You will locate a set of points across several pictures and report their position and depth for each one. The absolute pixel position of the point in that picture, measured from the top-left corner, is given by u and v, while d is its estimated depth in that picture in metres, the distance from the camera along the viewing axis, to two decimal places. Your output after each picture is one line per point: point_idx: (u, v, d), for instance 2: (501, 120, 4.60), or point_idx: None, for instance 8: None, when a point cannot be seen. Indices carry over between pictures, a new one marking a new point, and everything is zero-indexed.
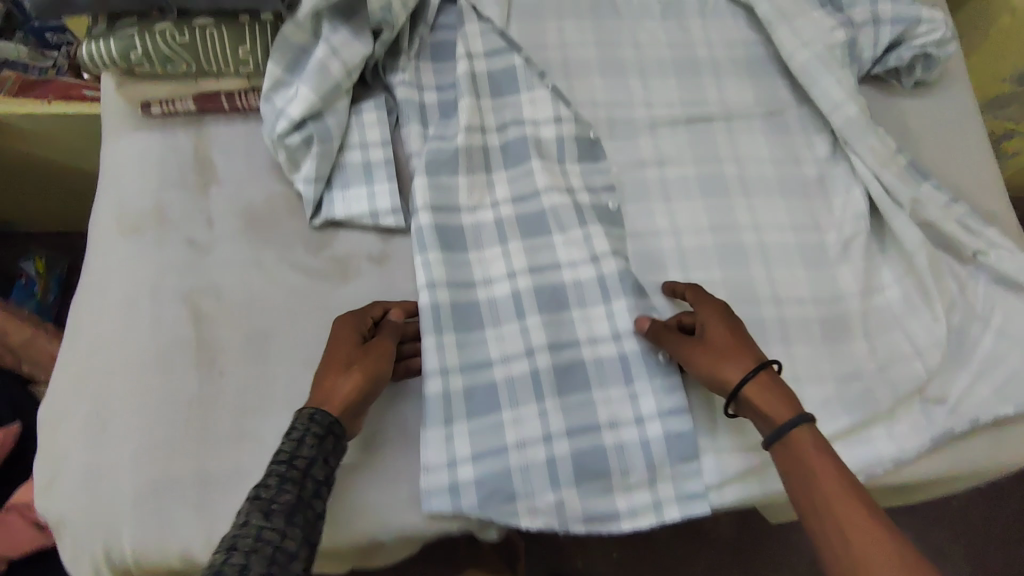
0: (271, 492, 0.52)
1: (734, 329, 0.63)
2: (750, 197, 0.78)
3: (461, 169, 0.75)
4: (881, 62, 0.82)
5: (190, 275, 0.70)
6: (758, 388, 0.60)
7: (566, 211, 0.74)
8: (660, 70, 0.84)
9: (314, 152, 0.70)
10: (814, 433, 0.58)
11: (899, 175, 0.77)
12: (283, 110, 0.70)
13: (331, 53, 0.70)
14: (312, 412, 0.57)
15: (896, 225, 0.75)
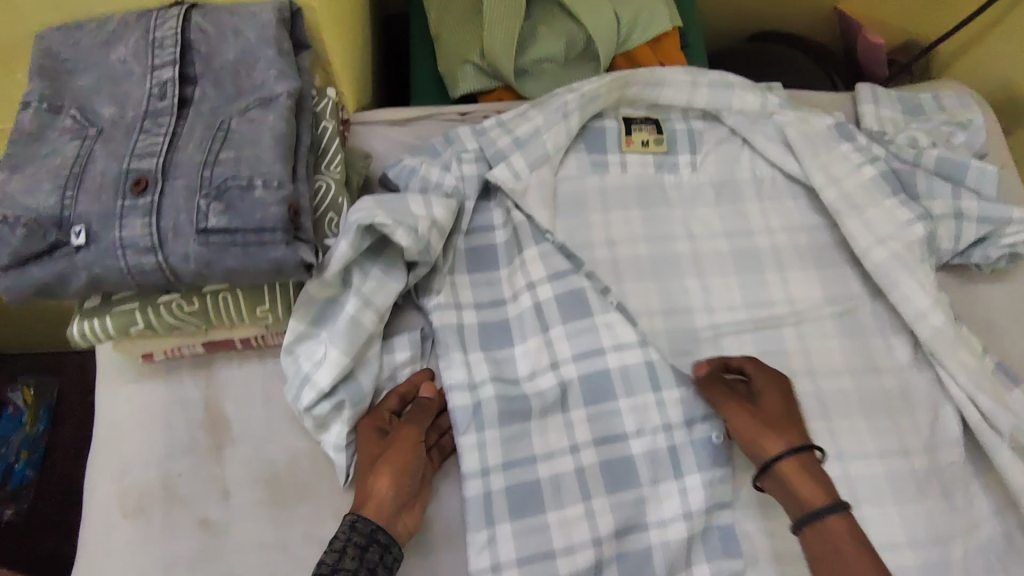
0: None
1: (791, 402, 0.62)
2: (830, 419, 0.71)
3: (514, 418, 0.65)
4: (965, 255, 0.74)
5: (205, 568, 0.60)
6: (799, 467, 0.58)
7: (631, 460, 0.65)
8: (718, 267, 0.76)
9: (346, 416, 0.62)
10: (850, 522, 0.56)
11: (998, 399, 0.69)
12: (309, 374, 0.62)
13: (364, 305, 0.62)
14: (353, 520, 0.55)
15: (999, 460, 0.68)
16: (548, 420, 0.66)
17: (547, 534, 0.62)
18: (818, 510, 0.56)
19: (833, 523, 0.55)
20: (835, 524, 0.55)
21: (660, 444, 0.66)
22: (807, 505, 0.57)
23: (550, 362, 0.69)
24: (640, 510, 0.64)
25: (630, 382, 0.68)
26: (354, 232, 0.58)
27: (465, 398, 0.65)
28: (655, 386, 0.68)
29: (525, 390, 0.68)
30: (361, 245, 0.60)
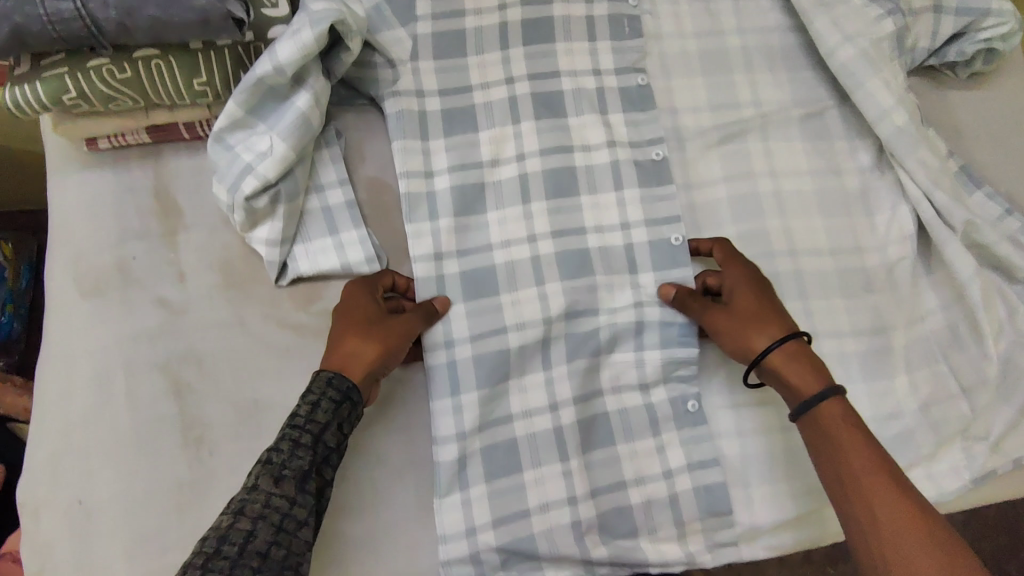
0: (282, 456, 0.53)
1: (755, 290, 0.64)
2: (786, 218, 0.72)
3: (489, 205, 0.69)
4: (939, 54, 0.74)
5: (165, 340, 0.63)
6: (788, 356, 0.61)
7: (584, 251, 0.68)
8: (684, 68, 0.75)
9: (280, 212, 0.62)
10: (844, 406, 0.59)
11: (953, 194, 0.69)
12: (249, 167, 0.60)
13: (314, 102, 0.61)
14: (329, 376, 0.57)
15: (948, 252, 0.68)
16: (507, 209, 0.69)
17: (497, 314, 0.67)
18: (813, 397, 0.59)
19: (826, 409, 0.59)
20: (830, 414, 0.59)
21: (617, 242, 0.69)
22: (806, 393, 0.60)
23: (510, 153, 0.70)
24: (594, 297, 0.68)
25: (594, 177, 0.70)
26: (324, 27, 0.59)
27: (420, 186, 0.67)
28: (618, 186, 0.70)
29: (484, 176, 0.69)
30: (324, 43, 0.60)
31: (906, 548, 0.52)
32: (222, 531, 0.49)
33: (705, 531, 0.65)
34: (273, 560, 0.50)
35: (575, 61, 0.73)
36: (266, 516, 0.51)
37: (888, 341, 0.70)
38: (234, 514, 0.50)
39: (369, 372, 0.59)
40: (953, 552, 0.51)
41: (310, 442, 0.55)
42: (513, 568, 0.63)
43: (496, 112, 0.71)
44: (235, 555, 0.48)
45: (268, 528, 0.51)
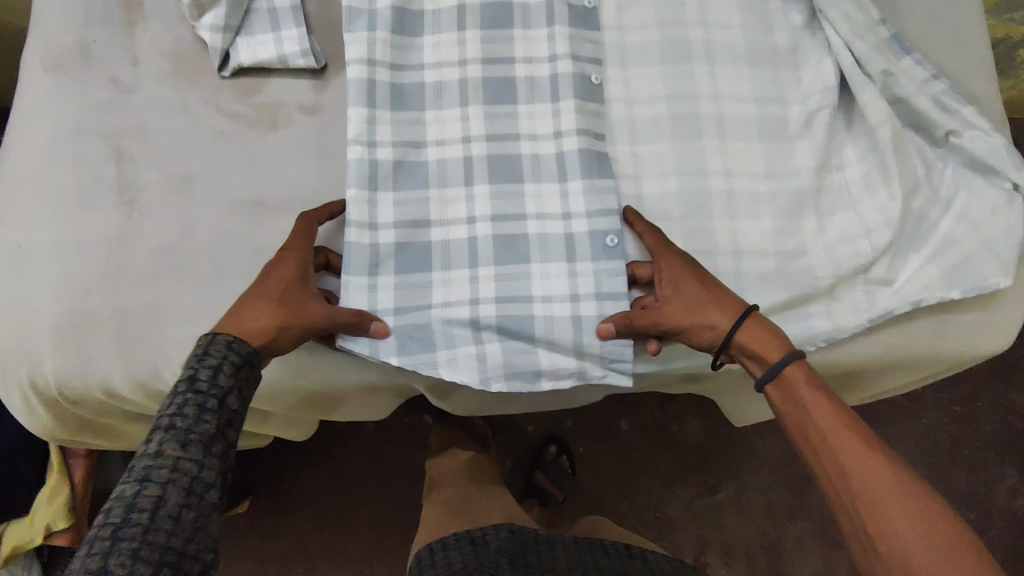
0: (189, 420, 0.53)
1: (705, 285, 0.65)
2: (714, 64, 0.75)
3: (427, 30, 0.74)
4: None
5: (114, 112, 0.69)
6: (750, 335, 0.64)
7: (509, 80, 0.73)
8: None
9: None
10: (805, 368, 0.63)
11: (873, 47, 0.72)
12: None
13: None
14: (230, 341, 0.57)
15: (862, 98, 0.71)
16: (442, 35, 0.73)
17: (418, 128, 0.72)
18: (777, 363, 0.63)
19: (793, 371, 0.63)
20: (795, 375, 0.63)
21: (543, 71, 0.74)
22: (772, 360, 0.63)
23: None
24: (514, 124, 0.72)
25: (528, 16, 0.75)
26: None
27: (363, 2, 0.72)
28: (549, 22, 0.74)
29: (425, 6, 0.74)
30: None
31: (884, 502, 0.57)
32: (129, 498, 0.49)
33: (603, 355, 0.67)
34: (184, 524, 0.50)
35: None
36: (175, 480, 0.51)
37: (799, 185, 0.72)
38: (141, 481, 0.50)
39: (267, 341, 0.59)
40: (923, 499, 0.57)
41: (215, 406, 0.55)
42: (410, 357, 0.66)
43: None
44: (146, 521, 0.49)
45: (178, 492, 0.51)
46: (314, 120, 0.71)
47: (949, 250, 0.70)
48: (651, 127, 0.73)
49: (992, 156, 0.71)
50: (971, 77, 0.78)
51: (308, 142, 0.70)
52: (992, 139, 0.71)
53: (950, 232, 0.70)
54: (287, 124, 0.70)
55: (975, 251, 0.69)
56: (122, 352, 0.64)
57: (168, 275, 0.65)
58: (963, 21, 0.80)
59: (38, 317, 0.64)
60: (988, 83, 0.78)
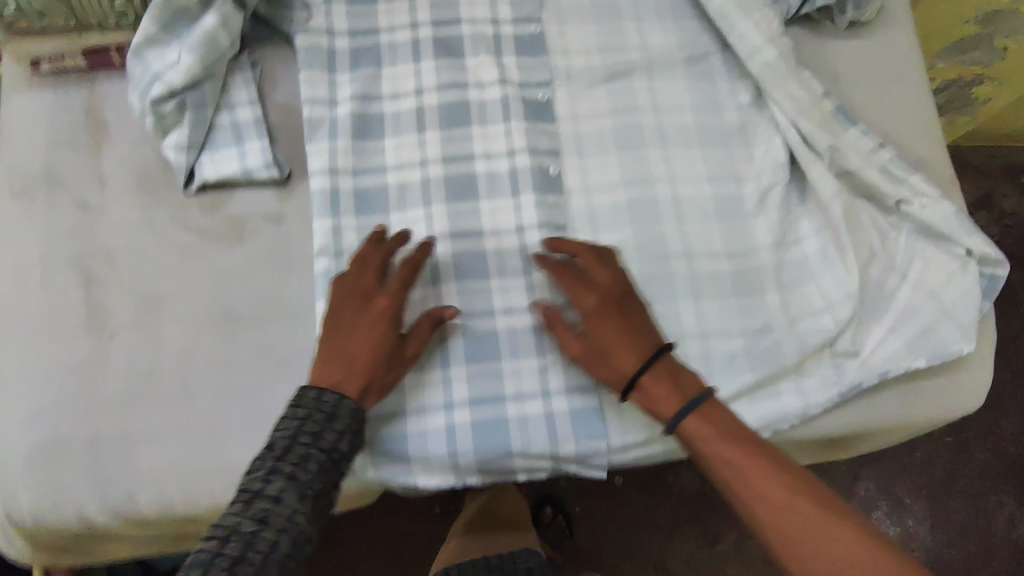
0: (308, 475, 0.57)
1: (620, 327, 0.65)
2: (667, 148, 0.77)
3: (387, 132, 0.75)
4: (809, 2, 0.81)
5: (82, 237, 0.70)
6: (654, 376, 0.65)
7: (470, 177, 0.74)
8: (577, 14, 0.81)
9: (187, 120, 0.69)
10: (718, 408, 0.65)
11: (819, 123, 0.75)
12: (159, 75, 0.67)
13: (221, 22, 0.68)
14: (341, 398, 0.61)
15: (812, 175, 0.74)
16: (403, 136, 0.75)
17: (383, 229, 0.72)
18: (675, 415, 0.64)
19: (689, 425, 0.64)
20: (697, 426, 0.64)
21: (502, 166, 0.75)
22: (668, 412, 0.65)
23: (409, 88, 0.77)
24: (478, 219, 0.73)
25: (484, 113, 0.77)
26: None
27: (323, 112, 0.74)
28: (505, 118, 0.76)
29: (384, 109, 0.76)
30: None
31: (822, 545, 0.59)
32: (228, 531, 0.53)
33: (577, 456, 0.68)
34: (284, 554, 0.53)
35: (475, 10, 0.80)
36: (288, 530, 0.54)
37: (759, 264, 0.74)
38: (256, 519, 0.53)
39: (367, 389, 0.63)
40: (855, 541, 0.59)
41: (331, 465, 0.59)
42: (386, 468, 0.67)
43: (398, 52, 0.78)
44: (261, 560, 0.52)
45: (288, 542, 0.54)
46: (280, 229, 0.72)
47: (909, 319, 0.71)
48: (610, 214, 0.75)
49: (942, 222, 0.74)
50: (918, 141, 0.81)
51: (275, 251, 0.71)
52: (940, 206, 0.74)
53: (909, 301, 0.72)
54: (253, 236, 0.71)
55: (935, 319, 0.71)
56: (97, 482, 0.63)
57: (141, 399, 0.65)
58: (904, 86, 0.83)
59: (12, 452, 0.64)
60: (935, 145, 0.81)
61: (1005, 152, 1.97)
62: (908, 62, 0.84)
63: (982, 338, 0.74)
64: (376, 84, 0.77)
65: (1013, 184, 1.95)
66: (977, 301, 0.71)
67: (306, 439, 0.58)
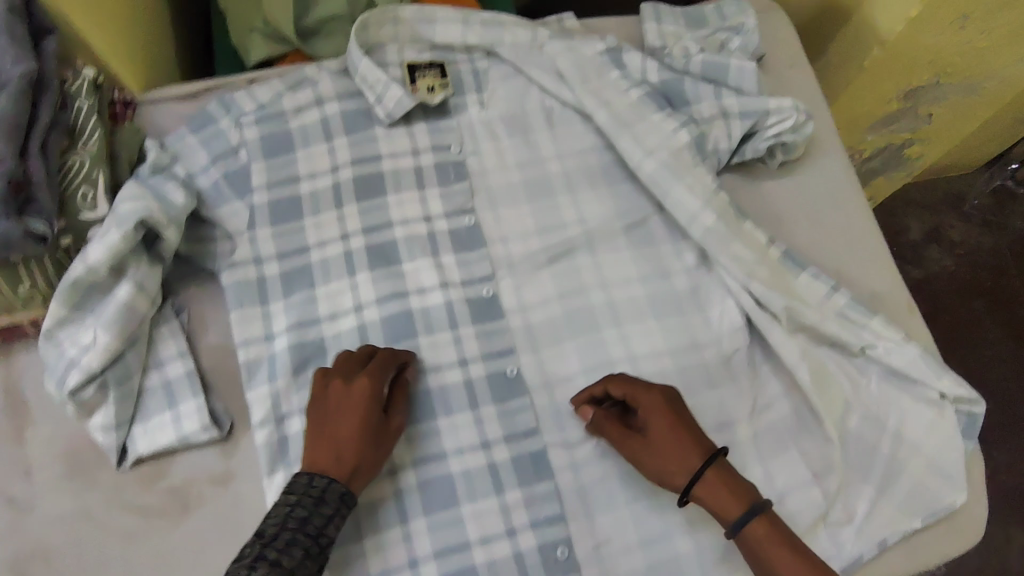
0: (292, 562, 0.54)
1: (697, 436, 0.63)
2: (622, 325, 0.75)
3: (330, 358, 0.71)
4: (738, 155, 0.78)
5: (8, 541, 0.64)
6: (719, 482, 0.62)
7: (423, 393, 0.70)
8: (510, 197, 0.80)
9: (112, 399, 0.64)
10: (771, 526, 0.61)
11: (769, 284, 0.74)
12: (75, 360, 0.63)
13: (137, 291, 0.64)
14: (341, 491, 0.58)
15: (774, 339, 0.72)
16: None
17: None
18: (737, 519, 0.60)
19: (754, 529, 0.60)
20: (759, 530, 0.60)
21: (455, 378, 0.71)
22: (730, 516, 0.61)
23: (347, 305, 0.73)
24: (438, 439, 0.69)
25: (429, 321, 0.73)
26: (131, 224, 0.62)
27: (261, 350, 0.71)
28: (452, 324, 0.73)
29: (323, 332, 0.72)
30: (138, 237, 0.64)
31: None
32: None
33: None
34: None
35: (406, 210, 0.78)
36: None
37: (738, 436, 0.71)
38: None
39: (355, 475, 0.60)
40: None
41: (317, 551, 0.56)
42: None
43: (331, 268, 0.75)
44: None
45: None
46: (227, 490, 0.67)
47: (896, 477, 0.69)
48: (576, 407, 0.72)
49: (911, 367, 0.72)
50: (868, 274, 0.80)
51: (226, 518, 0.66)
52: (906, 350, 0.72)
53: (893, 457, 0.70)
54: (200, 504, 0.66)
55: (920, 474, 0.69)
56: None
57: None
58: (844, 218, 0.83)
59: None
60: (885, 275, 0.81)
61: (942, 185, 2.03)
62: (843, 192, 0.84)
63: (971, 477, 0.72)
64: (314, 307, 0.73)
65: (957, 214, 2.00)
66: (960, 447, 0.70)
67: (293, 524, 0.55)
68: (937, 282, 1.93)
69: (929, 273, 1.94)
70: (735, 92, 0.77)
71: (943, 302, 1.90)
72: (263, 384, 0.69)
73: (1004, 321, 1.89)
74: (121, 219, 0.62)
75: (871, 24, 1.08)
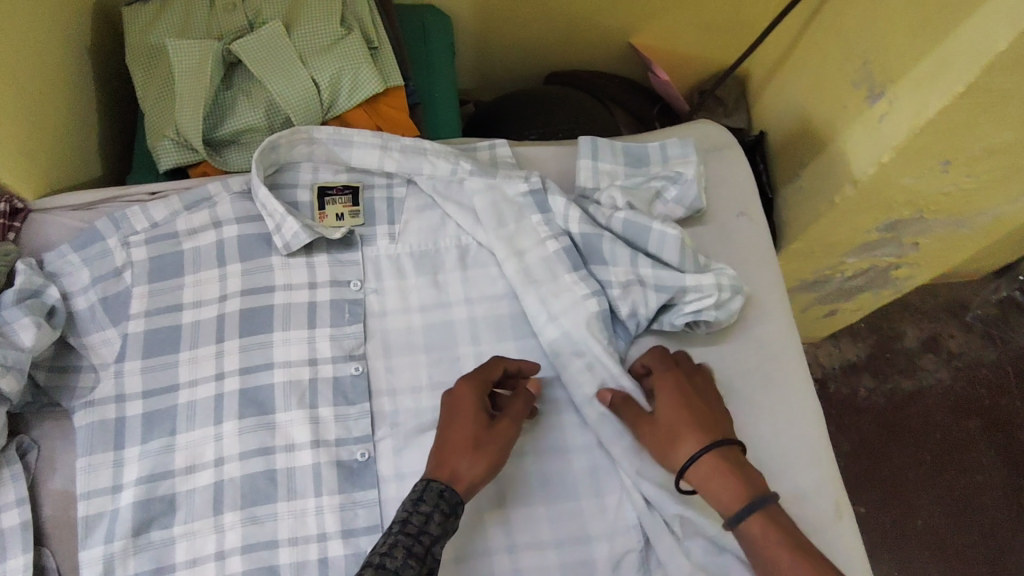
0: (395, 562, 0.54)
1: (687, 402, 0.64)
2: (506, 506, 0.68)
3: (177, 517, 0.66)
4: (655, 324, 0.73)
5: None
6: (721, 472, 0.60)
7: (271, 569, 0.64)
8: (406, 344, 0.74)
9: None
10: (770, 516, 0.58)
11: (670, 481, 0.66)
12: None
13: None
14: (442, 489, 0.58)
15: (663, 549, 0.65)
16: (196, 523, 0.66)
17: None
18: (733, 513, 0.59)
19: (750, 526, 0.58)
20: (755, 529, 0.58)
21: (311, 554, 0.65)
22: (728, 509, 0.59)
23: (208, 457, 0.68)
24: None
25: (293, 483, 0.67)
26: None
27: (105, 502, 0.65)
28: (317, 490, 0.67)
29: (176, 485, 0.67)
30: None
31: None
32: None
33: None
34: None
35: (291, 350, 0.73)
36: None
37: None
38: None
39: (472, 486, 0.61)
40: None
41: (421, 552, 0.55)
42: None
43: (199, 411, 0.70)
44: None
45: None
46: None
47: None
48: None
49: None
50: (793, 468, 0.72)
51: None
52: None
53: None
54: None
55: None
56: None
57: None
58: (777, 398, 0.75)
59: None
60: (814, 471, 0.72)
61: (943, 291, 1.92)
62: (780, 366, 0.76)
63: None
64: (171, 455, 0.68)
65: (957, 322, 1.89)
66: None
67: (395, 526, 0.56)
68: (931, 396, 1.79)
69: (923, 385, 1.81)
70: (652, 260, 0.72)
71: (934, 418, 1.77)
72: (99, 543, 0.64)
73: (1001, 446, 1.75)
74: None
75: (846, 162, 0.99)
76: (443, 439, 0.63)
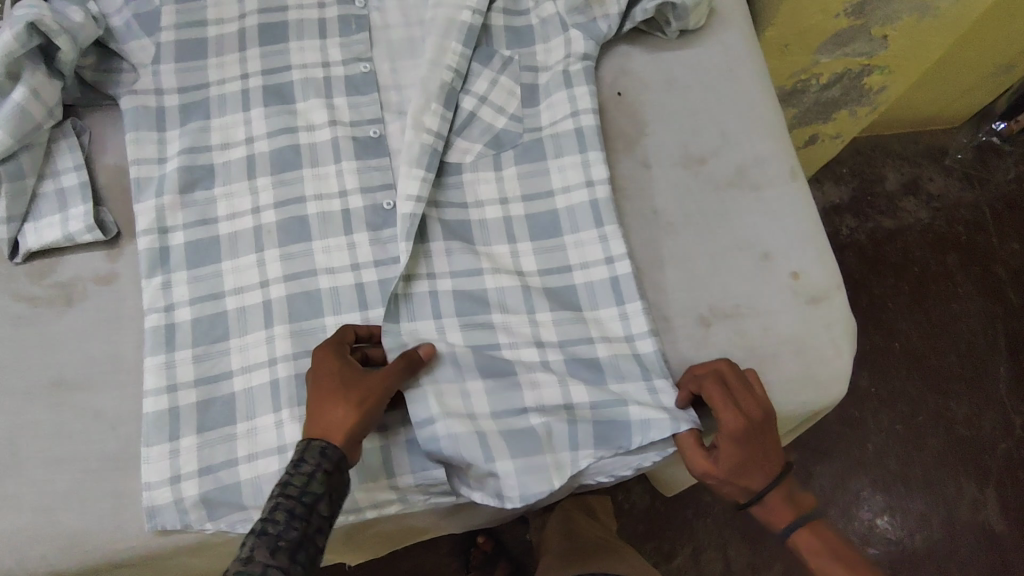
0: (278, 526, 0.53)
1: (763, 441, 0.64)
2: (501, 171, 0.79)
3: (217, 182, 0.76)
4: (628, 17, 0.82)
5: None
6: (780, 499, 0.66)
7: (301, 218, 0.75)
8: (409, 51, 0.84)
9: (4, 191, 0.71)
10: (818, 531, 0.66)
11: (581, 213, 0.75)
12: None
13: (30, 94, 0.71)
14: (323, 447, 0.58)
15: (624, 203, 0.78)
16: (233, 186, 0.76)
17: (217, 279, 0.72)
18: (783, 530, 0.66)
19: (798, 541, 0.66)
20: (802, 540, 0.66)
21: (335, 206, 0.76)
22: (778, 525, 0.66)
23: (239, 137, 0.78)
24: (311, 259, 0.73)
25: (316, 155, 0.77)
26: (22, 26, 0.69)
27: (153, 171, 0.75)
28: (336, 159, 0.77)
29: (214, 159, 0.77)
30: (34, 42, 0.71)
31: None
32: None
33: (420, 487, 0.67)
34: None
35: (305, 56, 0.81)
36: None
37: (573, 287, 0.75)
38: None
39: (352, 437, 0.60)
40: None
41: (304, 513, 0.55)
42: (219, 519, 0.65)
43: (228, 102, 0.79)
44: None
45: None
46: (110, 288, 0.72)
47: (738, 317, 0.73)
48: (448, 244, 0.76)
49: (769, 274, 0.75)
50: (754, 138, 0.81)
51: (106, 311, 0.71)
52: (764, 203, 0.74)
53: (737, 301, 0.73)
54: (82, 298, 0.71)
55: (755, 319, 0.73)
56: None
57: None
58: (738, 83, 0.83)
59: None
60: (772, 140, 0.81)
61: (925, 137, 1.64)
62: (742, 56, 0.84)
63: (831, 330, 0.73)
64: (206, 136, 0.77)
65: None
66: (785, 293, 0.74)
67: (277, 491, 0.55)
68: (911, 234, 1.54)
69: (903, 225, 1.55)
70: None
71: None
72: (150, 198, 0.74)
73: (984, 281, 1.51)
74: (21, 19, 0.69)
75: None
76: (318, 401, 0.61)
